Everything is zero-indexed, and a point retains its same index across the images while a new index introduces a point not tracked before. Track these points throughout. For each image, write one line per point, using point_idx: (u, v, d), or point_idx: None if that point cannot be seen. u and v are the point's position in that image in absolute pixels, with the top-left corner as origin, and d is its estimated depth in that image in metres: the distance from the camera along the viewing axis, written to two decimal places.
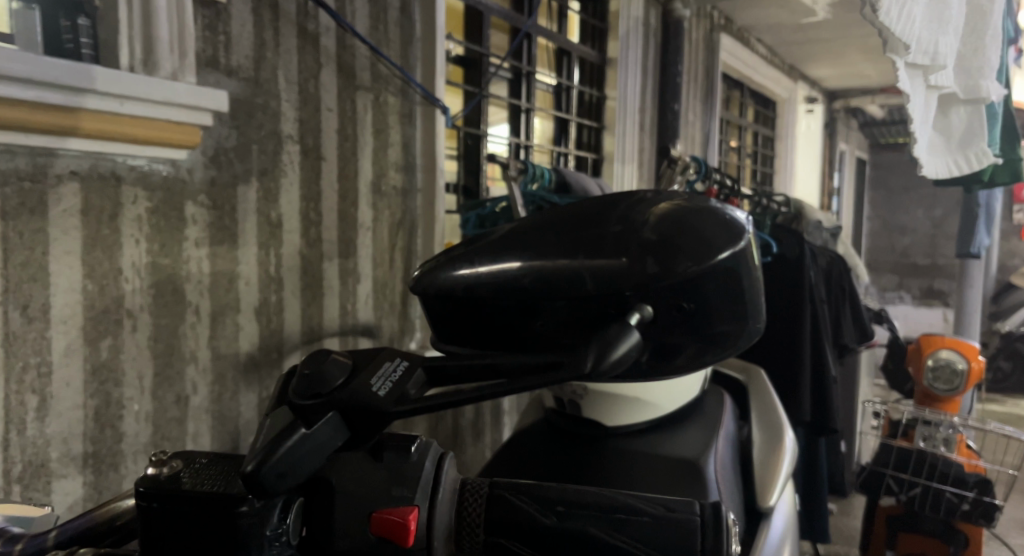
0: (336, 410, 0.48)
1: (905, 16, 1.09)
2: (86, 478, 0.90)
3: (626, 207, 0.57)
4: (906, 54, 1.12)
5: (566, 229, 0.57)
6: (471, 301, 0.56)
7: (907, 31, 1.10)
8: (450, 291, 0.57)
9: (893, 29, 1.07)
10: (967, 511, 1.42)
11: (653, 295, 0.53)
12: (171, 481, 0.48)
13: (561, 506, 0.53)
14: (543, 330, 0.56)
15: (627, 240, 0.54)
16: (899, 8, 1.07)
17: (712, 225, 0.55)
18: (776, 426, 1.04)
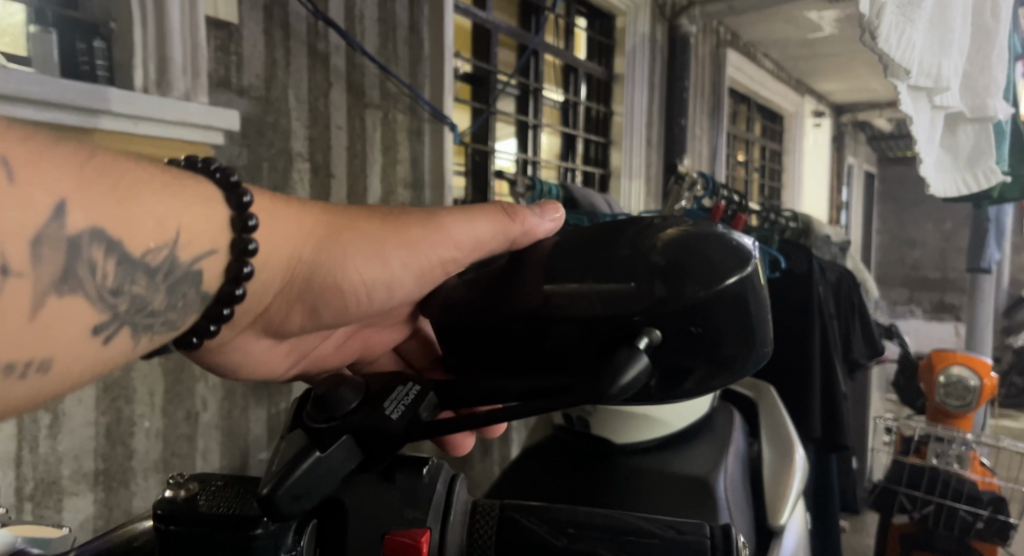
0: (350, 432, 0.49)
1: (904, 42, 1.08)
2: (96, 495, 0.91)
3: (636, 230, 0.57)
4: (906, 79, 1.13)
5: (578, 253, 0.57)
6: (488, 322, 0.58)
7: (909, 56, 1.10)
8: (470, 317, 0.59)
9: (895, 56, 1.07)
10: (982, 529, 1.40)
11: (661, 320, 0.53)
12: (188, 503, 0.48)
13: (571, 528, 0.53)
14: (555, 351, 0.56)
15: (636, 264, 0.54)
16: (898, 34, 1.07)
17: (721, 250, 0.54)
18: (785, 443, 1.04)
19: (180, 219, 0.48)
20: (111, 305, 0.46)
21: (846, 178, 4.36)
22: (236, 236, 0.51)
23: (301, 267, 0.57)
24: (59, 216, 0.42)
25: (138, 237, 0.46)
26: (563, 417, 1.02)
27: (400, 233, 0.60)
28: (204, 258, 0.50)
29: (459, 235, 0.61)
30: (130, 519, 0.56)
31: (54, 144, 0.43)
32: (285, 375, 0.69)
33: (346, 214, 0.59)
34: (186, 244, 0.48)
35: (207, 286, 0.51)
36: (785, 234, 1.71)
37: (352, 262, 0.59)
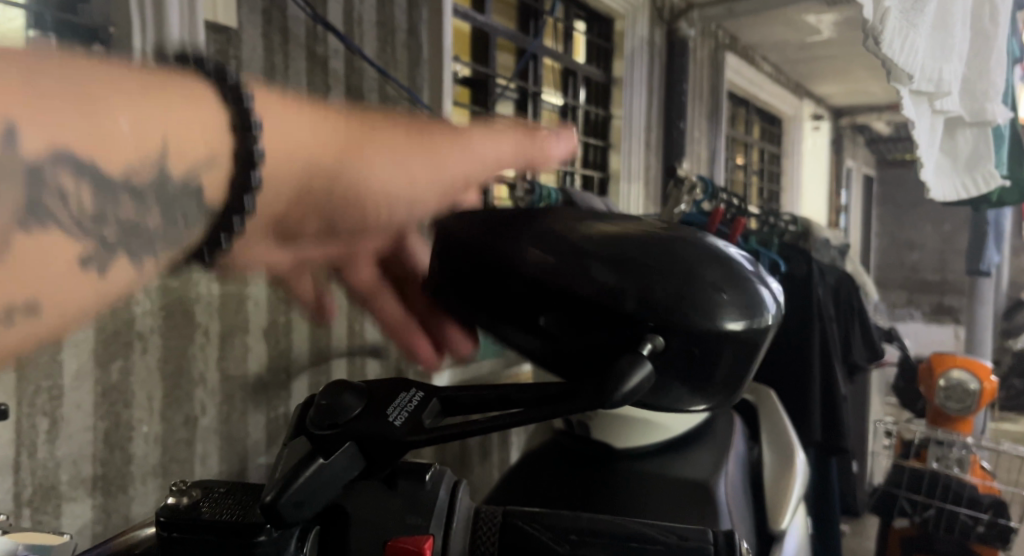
0: (353, 439, 0.49)
1: (906, 47, 1.08)
2: (95, 500, 0.90)
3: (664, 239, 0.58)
4: (909, 83, 1.13)
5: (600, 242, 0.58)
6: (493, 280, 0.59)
7: (913, 62, 1.10)
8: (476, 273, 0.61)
9: (898, 61, 1.07)
10: (983, 533, 1.41)
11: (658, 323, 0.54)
12: (191, 510, 0.48)
13: (574, 535, 0.52)
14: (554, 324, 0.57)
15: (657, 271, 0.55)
16: (901, 39, 1.07)
17: (740, 294, 0.56)
18: (786, 447, 1.04)
19: (169, 130, 0.44)
20: (98, 232, 0.42)
21: (844, 181, 4.36)
22: (241, 143, 0.47)
23: (311, 173, 0.53)
24: (14, 142, 0.38)
25: (115, 157, 0.42)
26: (565, 422, 1.02)
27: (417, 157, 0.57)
28: (204, 170, 0.46)
29: (473, 160, 0.59)
30: (130, 526, 0.55)
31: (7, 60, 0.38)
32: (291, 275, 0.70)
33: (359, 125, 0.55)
34: (176, 157, 0.45)
35: (213, 203, 0.48)
36: (784, 238, 1.71)
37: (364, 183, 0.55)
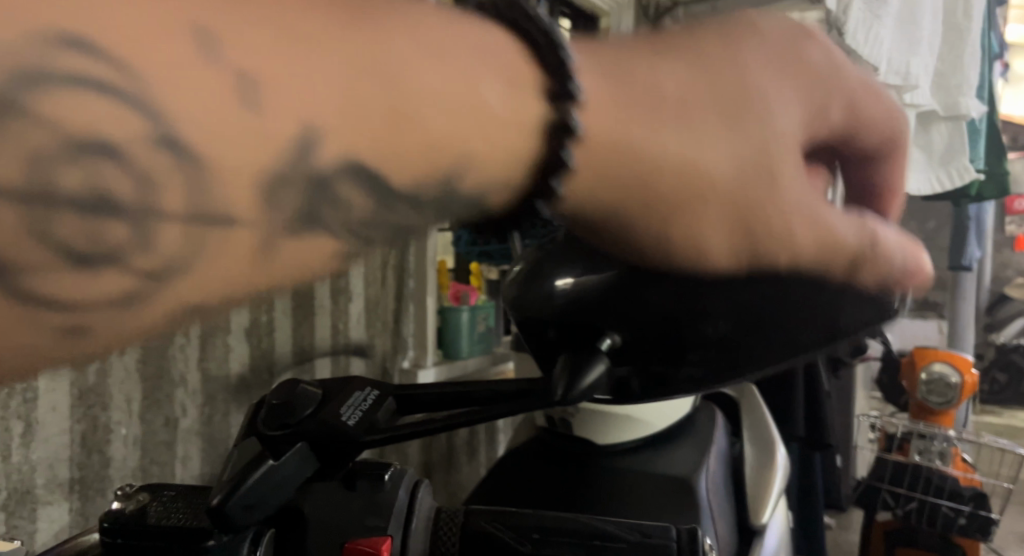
0: (305, 439, 0.49)
1: (871, 38, 1.08)
2: (72, 504, 0.89)
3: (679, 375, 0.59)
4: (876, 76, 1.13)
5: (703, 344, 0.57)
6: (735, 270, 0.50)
7: (878, 54, 1.10)
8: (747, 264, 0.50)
9: (864, 52, 1.07)
10: (964, 526, 1.40)
11: (668, 369, 0.57)
12: (137, 515, 0.48)
13: (536, 534, 0.57)
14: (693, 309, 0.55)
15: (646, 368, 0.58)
16: (866, 30, 1.07)
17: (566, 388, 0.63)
18: (767, 441, 1.04)
19: (465, 144, 0.36)
20: (354, 235, 0.37)
21: None
22: (552, 144, 0.38)
23: (640, 161, 0.40)
24: (309, 145, 0.33)
25: (404, 163, 0.35)
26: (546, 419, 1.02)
27: (783, 160, 0.43)
28: (497, 178, 0.38)
29: (840, 217, 0.47)
30: (81, 530, 0.55)
31: (304, 15, 0.32)
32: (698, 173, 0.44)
33: (738, 78, 0.43)
34: (471, 173, 0.36)
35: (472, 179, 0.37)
36: None
37: (704, 209, 0.42)
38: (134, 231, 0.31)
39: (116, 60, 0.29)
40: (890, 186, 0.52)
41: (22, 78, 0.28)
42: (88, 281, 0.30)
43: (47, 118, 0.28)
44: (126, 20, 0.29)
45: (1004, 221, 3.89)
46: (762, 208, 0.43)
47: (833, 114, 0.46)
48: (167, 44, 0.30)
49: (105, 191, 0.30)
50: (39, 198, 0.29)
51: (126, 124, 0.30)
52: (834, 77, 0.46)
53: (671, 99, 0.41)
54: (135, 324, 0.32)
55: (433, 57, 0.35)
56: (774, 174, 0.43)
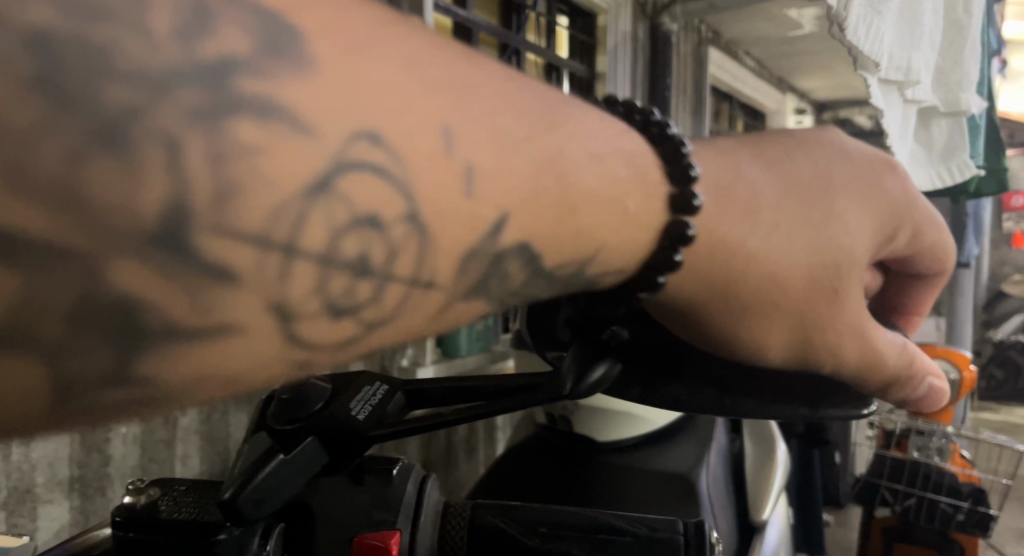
0: (315, 434, 0.49)
1: (871, 33, 1.08)
2: (72, 503, 0.88)
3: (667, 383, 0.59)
4: (877, 72, 1.13)
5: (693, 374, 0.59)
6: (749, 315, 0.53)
7: (878, 50, 1.10)
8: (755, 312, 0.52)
9: (864, 48, 1.07)
10: (962, 521, 1.41)
11: (657, 381, 0.59)
12: (149, 509, 0.49)
13: (544, 528, 0.58)
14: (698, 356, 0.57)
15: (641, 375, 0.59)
16: (867, 26, 1.07)
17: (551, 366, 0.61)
18: (767, 438, 1.05)
19: (598, 238, 0.43)
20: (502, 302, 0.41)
21: None
22: (664, 244, 0.47)
23: (723, 250, 0.50)
24: (498, 230, 0.38)
25: (554, 247, 0.41)
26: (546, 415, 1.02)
27: (849, 274, 0.55)
28: (609, 273, 0.45)
29: (874, 325, 0.58)
30: (88, 527, 0.55)
31: (500, 111, 0.38)
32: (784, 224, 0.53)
33: (832, 203, 0.54)
34: (599, 260, 0.44)
35: (580, 256, 0.42)
36: None
37: (769, 316, 0.53)
38: (376, 286, 0.34)
39: (381, 138, 0.33)
40: (920, 309, 0.66)
41: (316, 143, 0.31)
42: (321, 325, 0.33)
43: (329, 178, 0.32)
44: (399, 100, 0.34)
45: (1001, 217, 3.89)
46: (823, 312, 0.54)
47: (900, 236, 0.59)
48: (425, 128, 0.34)
49: (359, 249, 0.33)
50: (318, 252, 0.32)
51: (383, 189, 0.33)
52: (907, 208, 0.58)
53: (772, 214, 0.52)
54: (340, 362, 0.35)
55: (597, 159, 0.42)
56: (837, 282, 0.54)
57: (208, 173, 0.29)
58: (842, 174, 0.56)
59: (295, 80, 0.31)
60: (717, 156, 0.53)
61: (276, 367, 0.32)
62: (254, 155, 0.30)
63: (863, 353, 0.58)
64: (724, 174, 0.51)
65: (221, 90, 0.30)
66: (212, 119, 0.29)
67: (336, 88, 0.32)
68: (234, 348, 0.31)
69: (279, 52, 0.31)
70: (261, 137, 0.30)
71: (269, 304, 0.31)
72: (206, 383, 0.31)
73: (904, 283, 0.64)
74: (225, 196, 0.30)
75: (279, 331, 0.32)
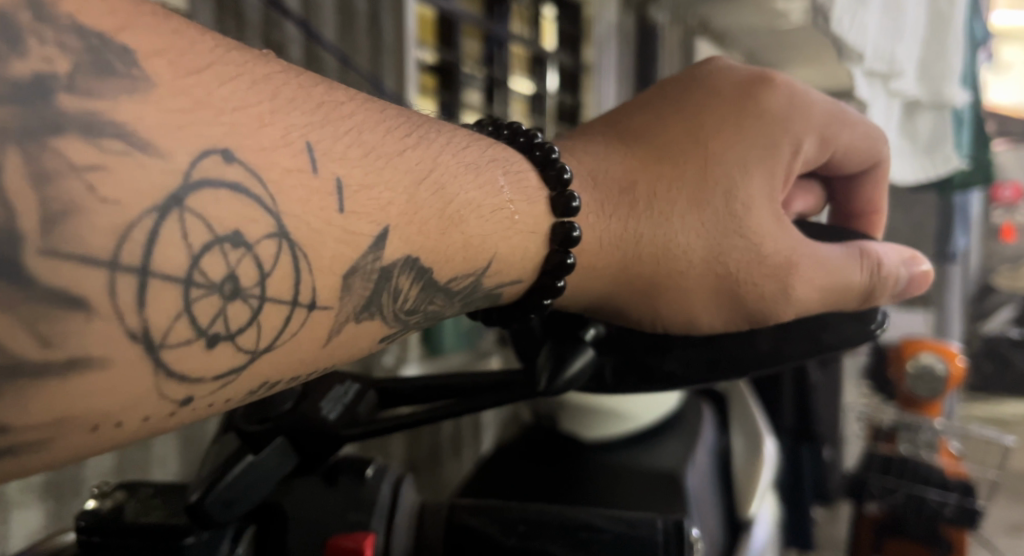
0: (284, 434, 0.49)
1: (856, 24, 1.11)
2: (45, 505, 0.83)
3: (664, 361, 0.60)
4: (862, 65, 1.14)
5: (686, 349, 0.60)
6: (671, 290, 0.57)
7: (858, 40, 1.11)
8: (677, 287, 0.57)
9: (848, 39, 1.10)
10: (951, 516, 1.39)
11: (650, 364, 0.60)
12: (114, 514, 0.48)
13: (522, 527, 0.57)
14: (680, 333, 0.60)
15: (636, 360, 0.60)
16: (851, 17, 1.11)
17: None
18: (755, 434, 1.03)
19: (492, 243, 0.48)
20: (405, 321, 0.45)
21: None
22: (556, 250, 0.52)
23: (611, 243, 0.55)
24: (380, 245, 0.41)
25: (447, 262, 0.45)
26: (536, 414, 1.04)
27: (750, 213, 0.58)
28: (511, 284, 0.51)
29: (811, 256, 0.59)
30: (52, 532, 0.54)
31: (368, 135, 0.42)
32: (677, 188, 0.57)
33: (712, 155, 0.58)
34: (496, 268, 0.49)
35: (476, 265, 0.47)
36: None
37: (684, 285, 0.57)
38: (252, 307, 0.36)
39: (232, 157, 0.36)
40: (876, 203, 0.68)
41: (164, 164, 0.34)
42: (191, 353, 0.35)
43: (182, 199, 0.34)
44: (251, 119, 0.37)
45: None
46: (743, 262, 0.58)
47: (807, 150, 0.60)
48: (284, 149, 0.38)
49: (224, 270, 0.35)
50: (176, 274, 0.34)
51: (244, 208, 0.36)
52: (793, 119, 0.60)
53: (655, 192, 0.57)
54: (219, 392, 0.37)
55: (471, 170, 0.47)
56: (745, 241, 0.58)
57: (37, 201, 0.31)
58: (719, 116, 0.59)
59: (128, 100, 0.33)
60: (586, 146, 0.58)
61: (146, 399, 0.34)
62: (91, 178, 0.32)
63: (812, 292, 0.59)
64: (603, 162, 0.57)
65: (41, 109, 0.31)
66: (37, 146, 0.31)
67: (181, 112, 0.35)
68: (90, 380, 0.32)
69: (112, 71, 0.33)
70: (99, 162, 0.32)
71: (128, 333, 0.33)
72: (69, 422, 0.33)
73: (846, 186, 0.68)
74: (59, 225, 0.31)
75: (142, 357, 0.34)
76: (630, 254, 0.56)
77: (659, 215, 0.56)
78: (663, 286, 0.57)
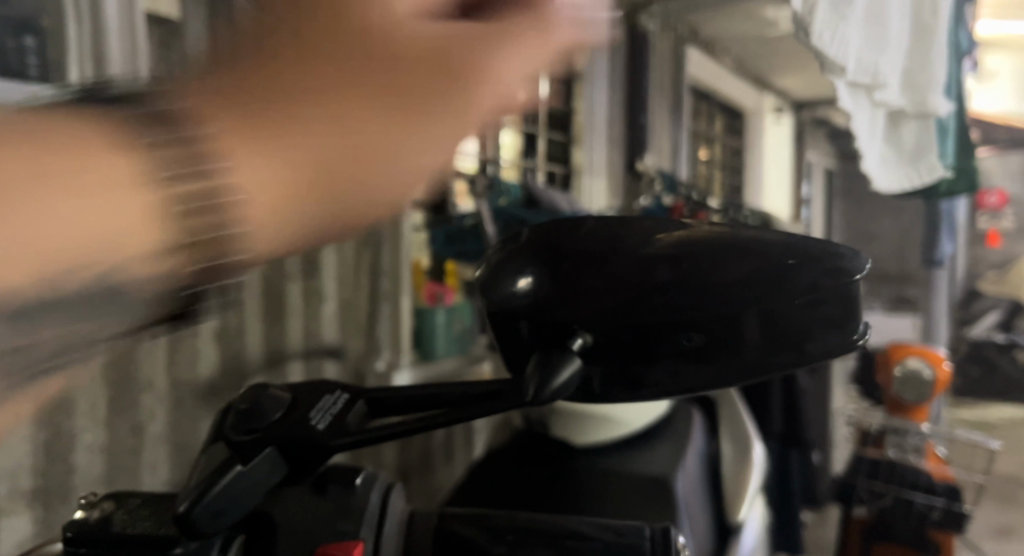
0: (273, 444, 0.49)
1: (838, 39, 1.11)
2: (36, 513, 0.85)
3: (653, 368, 0.56)
4: (843, 76, 1.16)
5: (678, 356, 0.55)
6: (313, 208, 0.41)
7: (844, 54, 1.12)
8: (316, 191, 0.41)
9: (829, 53, 1.10)
10: (937, 520, 1.44)
11: (637, 371, 0.56)
12: (101, 525, 0.48)
13: (511, 536, 0.57)
14: (676, 343, 0.54)
15: (623, 366, 0.56)
16: (833, 31, 1.10)
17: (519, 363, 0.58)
18: (744, 440, 1.04)
19: (83, 250, 0.35)
20: (31, 364, 0.35)
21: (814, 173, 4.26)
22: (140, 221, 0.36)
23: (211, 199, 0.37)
24: None
25: (25, 272, 0.33)
26: (527, 420, 1.04)
27: (384, 94, 0.42)
28: (131, 282, 0.36)
29: (480, 100, 0.43)
30: (40, 543, 0.54)
31: None
32: (261, 105, 0.40)
33: (306, 44, 0.41)
34: (113, 271, 0.36)
35: (66, 276, 0.35)
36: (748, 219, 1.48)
37: (346, 196, 0.41)
38: None
39: None
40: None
41: None
42: None
43: None
44: None
45: None
46: (392, 165, 0.42)
47: (406, 12, 0.42)
48: None
49: None
50: None
51: None
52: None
53: (261, 111, 0.40)
54: None
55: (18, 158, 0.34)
56: (379, 129, 0.42)
57: None
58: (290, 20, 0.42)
59: None
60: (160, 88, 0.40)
61: None
62: None
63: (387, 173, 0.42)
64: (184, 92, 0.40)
65: None
66: None
67: None
68: None
69: None
70: None
71: None
72: None
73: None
74: None
75: None
76: (267, 204, 0.39)
77: (271, 138, 0.40)
78: (308, 200, 0.41)
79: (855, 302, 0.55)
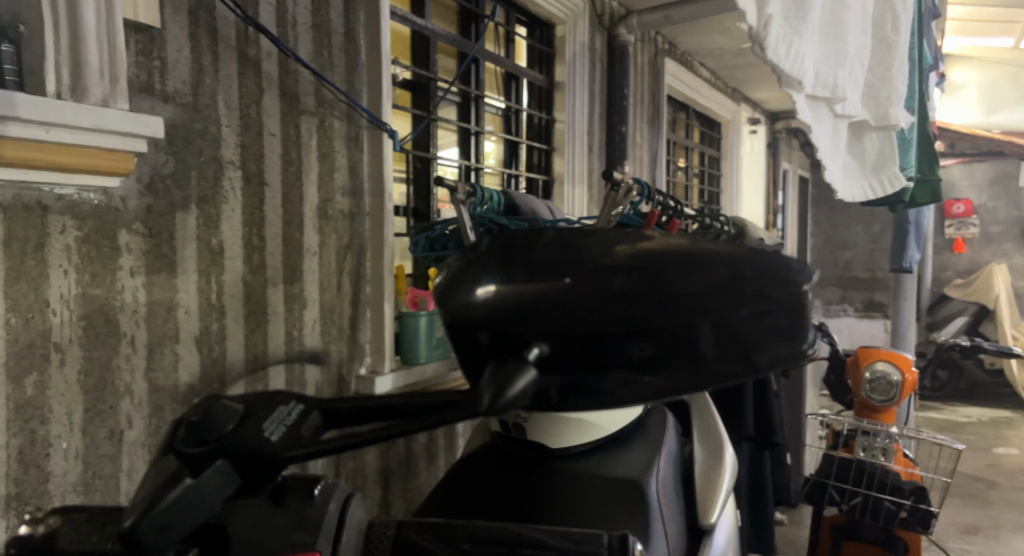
0: (224, 456, 0.50)
1: (792, 54, 1.10)
2: (6, 521, 0.87)
3: (610, 379, 0.54)
4: (801, 89, 1.15)
5: (635, 365, 0.54)
6: None
7: (799, 69, 1.12)
8: None
9: (784, 67, 1.09)
10: (906, 519, 1.43)
11: (592, 383, 0.54)
12: (46, 541, 0.50)
13: (467, 545, 0.57)
14: (630, 350, 0.54)
15: (579, 378, 0.54)
16: (786, 46, 1.09)
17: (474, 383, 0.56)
18: (716, 443, 1.05)
19: None
20: None
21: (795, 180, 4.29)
22: None
23: None
24: None
25: None
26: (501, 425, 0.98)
27: None
28: None
29: None
30: None
31: None
32: None
33: None
34: None
35: None
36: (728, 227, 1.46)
37: None
38: None
39: None
40: None
41: None
42: None
43: None
44: None
45: (943, 225, 4.14)
46: None
47: None
48: None
49: None
50: None
51: None
52: None
53: None
54: None
55: None
56: None
57: None
58: None
59: None
60: None
61: None
62: None
63: None
64: None
65: None
66: None
67: None
68: None
69: None
70: None
71: None
72: None
73: None
74: None
75: None
76: None
77: None
78: None
79: (796, 314, 0.59)
